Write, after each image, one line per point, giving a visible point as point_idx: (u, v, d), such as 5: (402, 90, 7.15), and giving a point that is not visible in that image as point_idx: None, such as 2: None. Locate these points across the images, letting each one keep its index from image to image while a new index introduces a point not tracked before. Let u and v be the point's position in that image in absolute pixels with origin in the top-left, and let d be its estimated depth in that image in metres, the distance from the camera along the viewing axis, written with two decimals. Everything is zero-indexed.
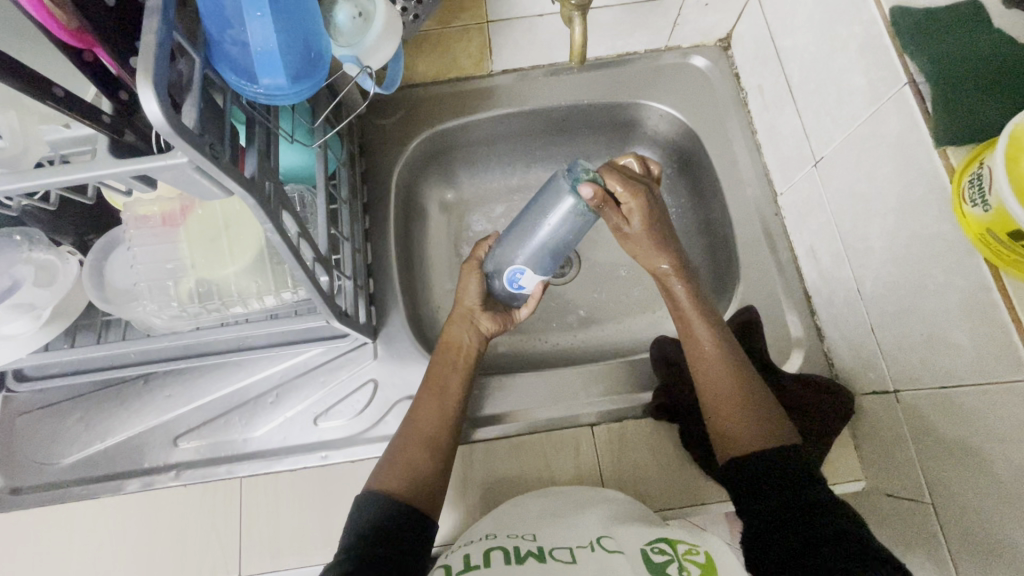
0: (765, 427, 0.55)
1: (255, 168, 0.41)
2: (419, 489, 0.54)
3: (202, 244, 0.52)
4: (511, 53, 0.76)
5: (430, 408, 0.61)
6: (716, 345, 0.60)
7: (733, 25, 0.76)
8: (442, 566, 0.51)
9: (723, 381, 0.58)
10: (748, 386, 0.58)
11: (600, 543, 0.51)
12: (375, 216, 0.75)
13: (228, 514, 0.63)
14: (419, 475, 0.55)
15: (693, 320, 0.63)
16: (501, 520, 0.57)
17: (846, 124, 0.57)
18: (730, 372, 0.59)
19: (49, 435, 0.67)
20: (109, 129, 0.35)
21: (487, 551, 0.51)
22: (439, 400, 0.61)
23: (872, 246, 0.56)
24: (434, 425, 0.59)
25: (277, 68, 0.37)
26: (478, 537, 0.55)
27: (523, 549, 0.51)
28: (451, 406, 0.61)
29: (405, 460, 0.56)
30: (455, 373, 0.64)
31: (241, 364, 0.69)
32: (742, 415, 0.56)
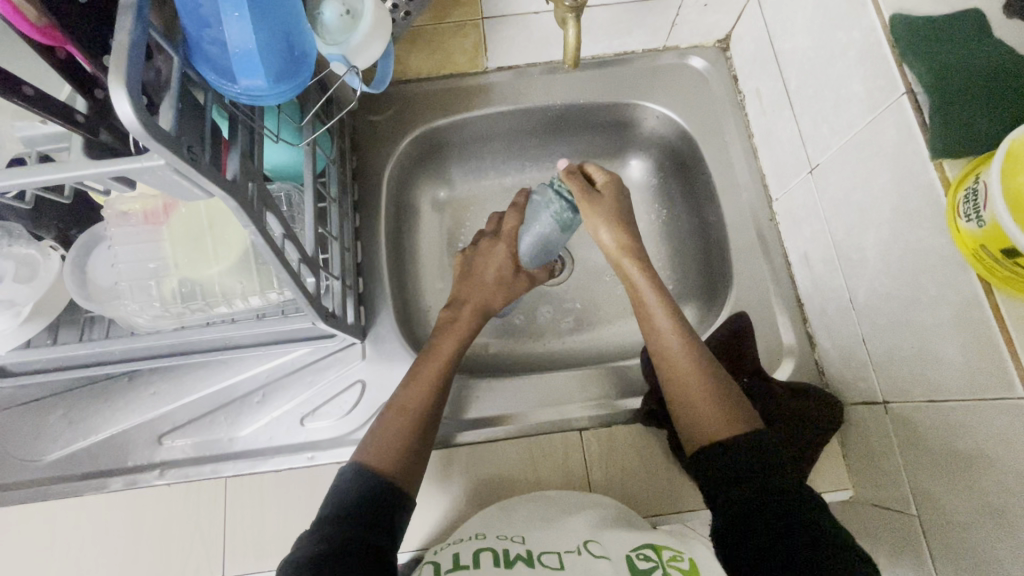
0: (726, 416, 0.56)
1: (237, 170, 0.40)
2: (405, 469, 0.55)
3: (185, 243, 0.51)
4: (506, 50, 0.75)
5: (418, 383, 0.61)
6: (673, 329, 0.62)
7: (733, 26, 0.75)
8: (430, 562, 0.51)
9: (682, 363, 0.59)
10: (709, 375, 0.58)
11: (588, 548, 0.51)
12: (365, 214, 0.74)
13: (211, 513, 0.62)
14: (408, 450, 0.56)
15: (656, 312, 0.64)
16: (491, 519, 0.57)
17: (843, 131, 0.56)
18: (691, 361, 0.59)
19: (32, 431, 0.66)
20: (84, 128, 0.35)
21: (477, 552, 0.51)
22: (431, 371, 0.62)
23: (865, 256, 0.55)
24: (422, 399, 0.59)
25: (256, 69, 0.36)
26: (468, 536, 0.55)
27: (512, 553, 0.51)
28: (441, 381, 0.62)
29: (389, 439, 0.56)
30: (450, 348, 0.65)
31: (227, 363, 0.69)
32: (704, 404, 0.57)
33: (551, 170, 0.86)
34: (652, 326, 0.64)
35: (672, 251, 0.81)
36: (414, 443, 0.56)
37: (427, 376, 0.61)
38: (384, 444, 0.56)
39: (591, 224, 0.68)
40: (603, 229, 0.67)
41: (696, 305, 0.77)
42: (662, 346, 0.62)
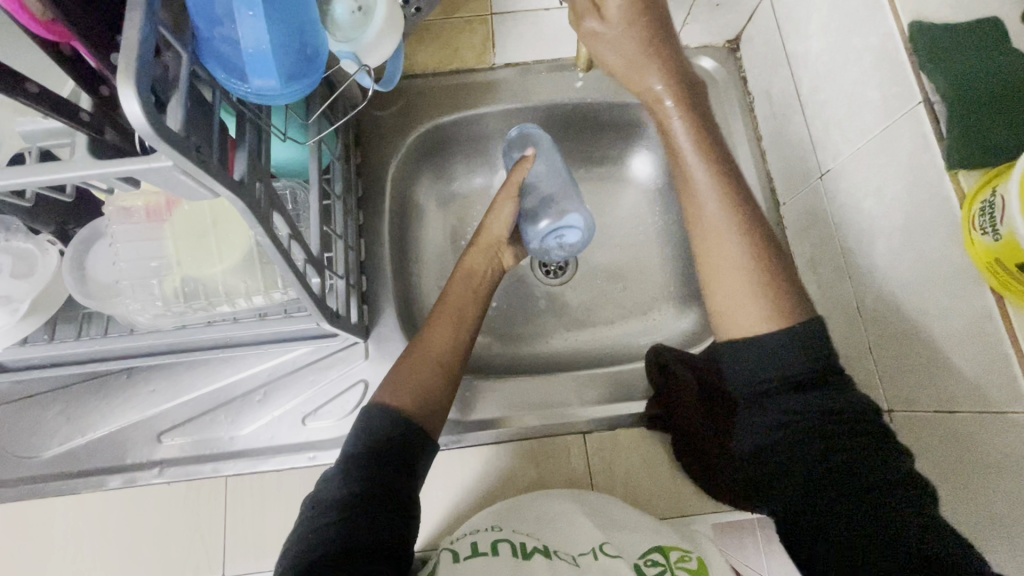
0: (765, 311, 0.50)
1: (244, 170, 0.39)
2: (421, 407, 0.55)
3: (188, 241, 0.50)
4: (515, 45, 0.73)
5: (440, 325, 0.62)
6: (722, 199, 0.55)
7: (744, 26, 0.74)
8: (447, 549, 0.52)
9: (728, 249, 0.53)
10: (761, 261, 0.52)
11: (604, 550, 0.52)
12: (368, 210, 0.73)
13: (212, 513, 0.62)
14: (420, 388, 0.56)
15: (703, 193, 0.56)
16: (504, 511, 0.57)
17: (856, 138, 0.56)
18: (741, 247, 0.53)
19: (28, 427, 0.65)
20: (88, 126, 0.34)
21: (494, 542, 0.52)
22: (450, 314, 0.63)
23: (874, 265, 0.55)
24: (445, 340, 0.61)
25: (269, 70, 0.36)
26: (483, 527, 0.55)
27: (530, 545, 0.52)
28: (463, 333, 0.62)
29: (416, 377, 0.57)
30: (472, 297, 0.66)
31: (228, 360, 0.68)
32: (743, 296, 0.51)
33: None
34: (699, 204, 0.55)
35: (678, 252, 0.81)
36: (432, 379, 0.57)
37: (444, 319, 0.63)
38: (404, 380, 0.57)
39: (593, 46, 0.59)
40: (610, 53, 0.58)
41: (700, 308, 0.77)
42: (708, 223, 0.55)
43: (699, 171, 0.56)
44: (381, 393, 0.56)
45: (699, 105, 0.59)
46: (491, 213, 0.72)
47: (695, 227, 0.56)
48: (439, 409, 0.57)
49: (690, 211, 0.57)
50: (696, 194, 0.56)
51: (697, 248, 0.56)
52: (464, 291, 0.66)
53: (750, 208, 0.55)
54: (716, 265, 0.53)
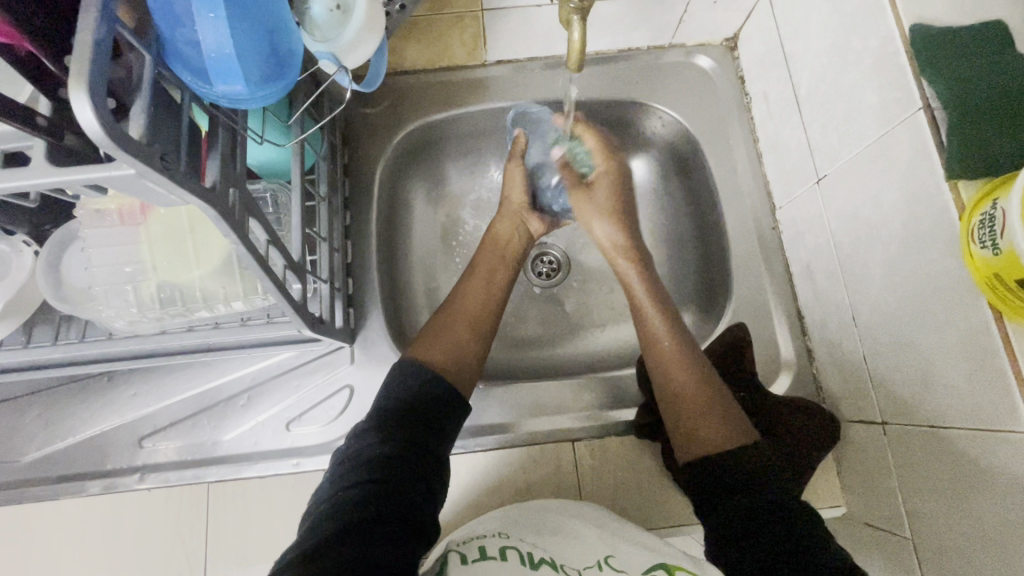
0: (726, 432, 0.56)
1: (217, 177, 0.37)
2: (456, 363, 0.60)
3: (164, 247, 0.49)
4: (507, 42, 0.71)
5: (475, 289, 0.66)
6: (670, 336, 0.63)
7: (742, 24, 0.72)
8: (454, 551, 0.49)
9: (681, 384, 0.59)
10: (711, 399, 0.58)
11: (608, 562, 0.50)
12: (356, 211, 0.71)
13: (194, 519, 0.61)
14: (452, 343, 0.61)
15: (655, 326, 0.64)
16: (509, 519, 0.55)
17: (853, 143, 0.54)
18: (691, 379, 0.59)
19: (6, 431, 0.64)
20: (45, 132, 0.32)
21: (502, 548, 0.49)
22: (479, 278, 0.67)
23: (870, 274, 0.54)
24: (476, 301, 0.65)
25: (235, 75, 0.34)
26: (488, 533, 0.52)
27: (536, 556, 0.50)
28: (494, 295, 0.66)
29: (448, 338, 0.61)
30: (501, 263, 0.69)
31: (211, 364, 0.66)
32: (705, 430, 0.56)
33: None
34: (654, 340, 0.63)
35: (671, 256, 0.79)
36: (465, 337, 0.62)
37: (474, 282, 0.67)
38: (437, 336, 0.61)
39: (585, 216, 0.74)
40: (596, 225, 0.73)
41: (693, 312, 0.76)
42: (660, 359, 0.62)
43: (653, 313, 0.65)
44: (419, 352, 0.60)
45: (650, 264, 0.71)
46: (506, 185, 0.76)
47: (659, 362, 0.62)
48: (471, 364, 0.61)
49: (654, 347, 0.63)
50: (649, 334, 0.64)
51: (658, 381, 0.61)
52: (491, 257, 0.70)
53: (693, 347, 0.63)
54: (680, 397, 0.58)
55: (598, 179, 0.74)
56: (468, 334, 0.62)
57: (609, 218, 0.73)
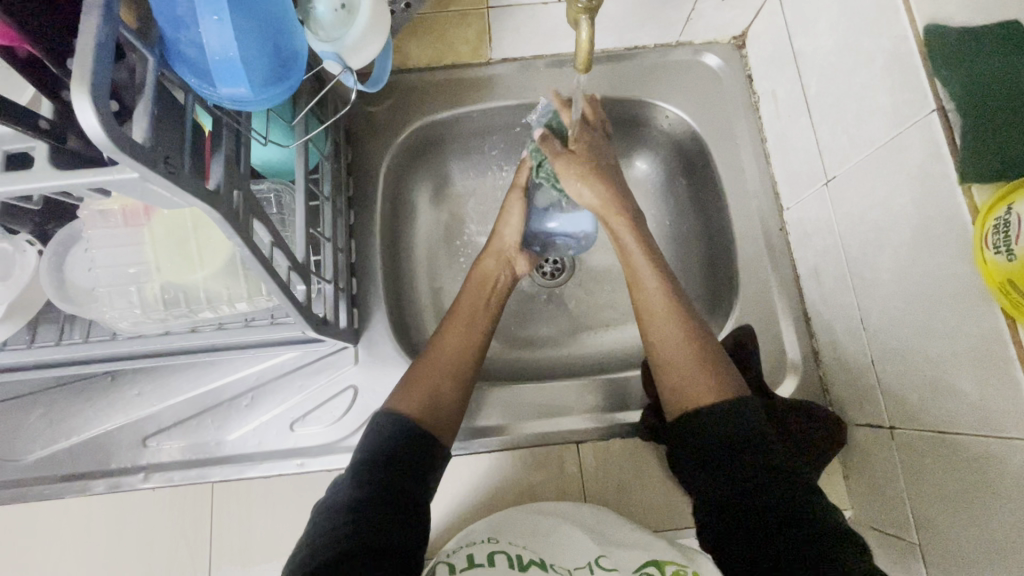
0: (707, 385, 0.54)
1: (221, 179, 0.37)
2: (433, 415, 0.56)
3: (168, 248, 0.48)
4: (512, 40, 0.71)
5: (452, 333, 0.63)
6: (660, 283, 0.61)
7: (750, 22, 0.71)
8: (443, 562, 0.52)
9: (668, 337, 0.58)
10: (696, 345, 0.57)
11: (600, 563, 0.53)
12: (359, 211, 0.71)
13: (199, 520, 0.61)
14: (433, 398, 0.57)
15: (644, 280, 0.62)
16: (500, 523, 0.56)
17: (864, 145, 0.54)
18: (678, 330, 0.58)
19: (11, 430, 0.64)
20: (47, 135, 0.32)
21: (491, 553, 0.53)
22: (460, 319, 0.64)
23: (879, 277, 0.53)
24: (458, 348, 0.61)
25: (239, 77, 0.34)
26: (478, 539, 0.54)
27: (524, 557, 0.53)
28: (475, 339, 0.62)
29: (425, 388, 0.58)
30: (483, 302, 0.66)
31: (215, 364, 0.66)
32: (690, 379, 0.55)
33: None
34: (641, 291, 0.62)
35: (676, 256, 0.78)
36: (445, 389, 0.58)
37: (454, 325, 0.63)
38: (414, 386, 0.58)
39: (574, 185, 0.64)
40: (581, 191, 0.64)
41: (699, 312, 0.75)
42: (648, 309, 0.60)
43: (641, 262, 0.63)
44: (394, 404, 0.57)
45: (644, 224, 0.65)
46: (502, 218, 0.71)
47: (648, 318, 0.60)
48: (450, 413, 0.58)
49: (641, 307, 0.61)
50: (637, 284, 0.62)
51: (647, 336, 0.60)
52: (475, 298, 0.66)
53: (683, 291, 0.61)
54: (665, 351, 0.58)
55: (578, 145, 0.64)
56: (450, 383, 0.59)
57: (584, 183, 0.63)
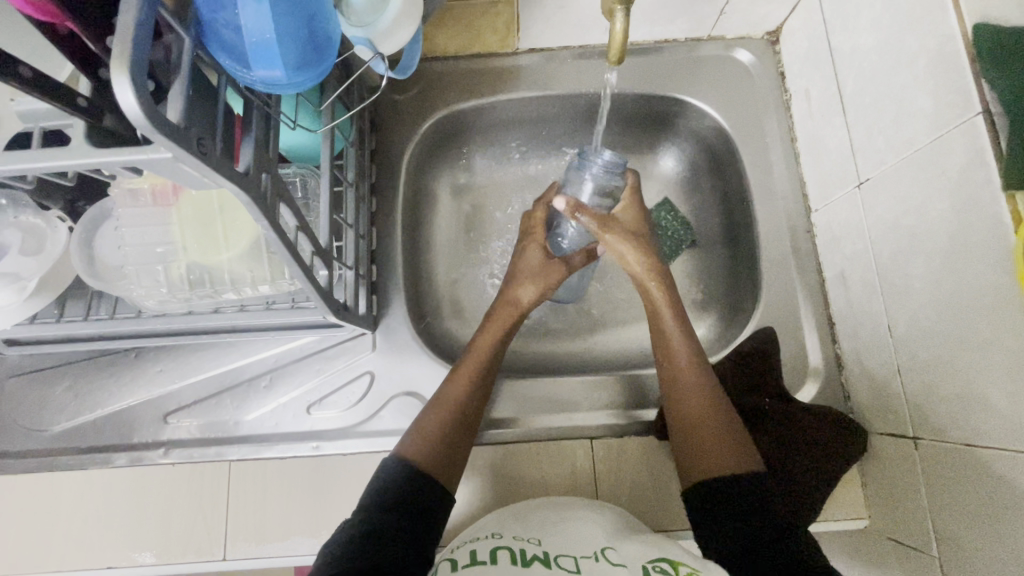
0: (726, 458, 0.52)
1: (250, 161, 0.37)
2: (438, 466, 0.54)
3: (195, 228, 0.49)
4: (541, 30, 0.70)
5: (458, 377, 0.60)
6: (686, 347, 0.59)
7: (786, 17, 0.69)
8: (447, 560, 0.50)
9: (693, 403, 0.56)
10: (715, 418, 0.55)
11: (606, 555, 0.49)
12: (382, 199, 0.71)
13: (216, 496, 0.62)
14: (444, 447, 0.55)
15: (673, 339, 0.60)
16: (504, 520, 0.56)
17: (900, 148, 0.52)
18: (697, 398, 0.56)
19: (39, 401, 0.66)
20: (86, 113, 0.31)
21: (494, 549, 0.50)
22: (470, 367, 0.61)
23: (910, 285, 0.52)
24: (461, 395, 0.59)
25: (275, 59, 0.34)
26: (483, 535, 0.53)
27: (529, 553, 0.49)
28: (480, 394, 0.60)
29: (432, 437, 0.56)
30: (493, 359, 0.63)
31: (236, 345, 0.67)
32: (709, 449, 0.53)
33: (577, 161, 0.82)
34: (670, 346, 0.60)
35: (698, 256, 0.78)
36: (454, 443, 0.56)
37: (467, 366, 0.61)
38: (423, 431, 0.56)
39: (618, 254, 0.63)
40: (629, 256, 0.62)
41: (719, 314, 0.74)
42: (676, 366, 0.59)
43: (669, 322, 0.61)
44: (400, 448, 0.55)
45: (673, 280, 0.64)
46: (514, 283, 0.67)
47: (669, 383, 0.59)
48: (454, 466, 0.56)
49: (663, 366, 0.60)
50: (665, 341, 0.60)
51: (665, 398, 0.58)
52: (490, 344, 0.63)
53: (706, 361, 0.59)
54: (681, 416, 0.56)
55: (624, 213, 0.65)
56: (457, 433, 0.57)
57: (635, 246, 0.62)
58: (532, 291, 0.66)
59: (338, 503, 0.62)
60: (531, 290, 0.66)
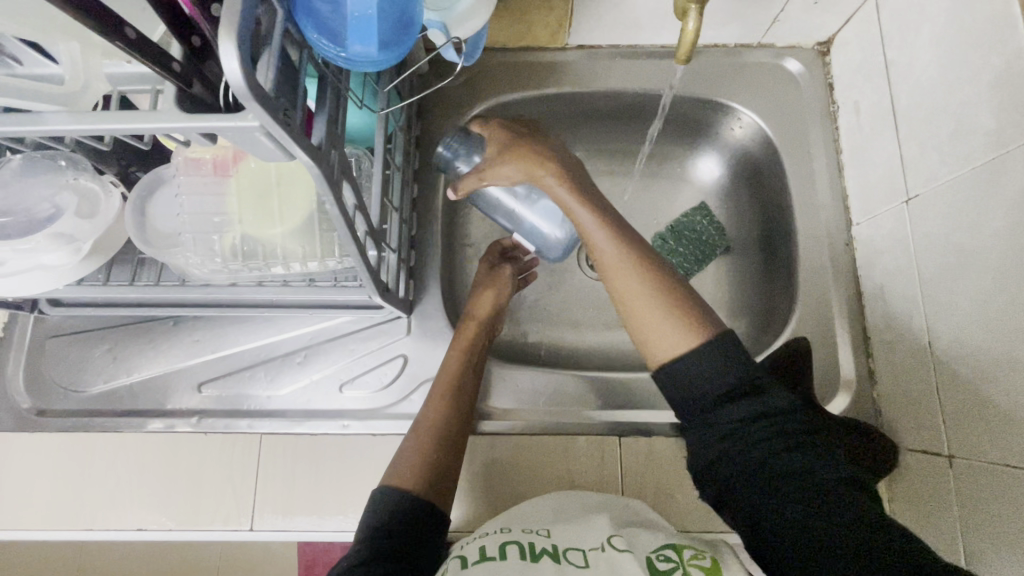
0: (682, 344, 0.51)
1: (323, 136, 0.38)
2: (431, 484, 0.54)
3: (252, 200, 0.50)
4: (592, 27, 0.70)
5: (435, 399, 0.60)
6: (611, 243, 0.55)
7: (840, 28, 0.69)
8: (455, 556, 0.49)
9: (636, 299, 0.54)
10: (665, 302, 0.53)
11: (612, 543, 0.50)
12: (423, 185, 0.71)
13: (245, 467, 0.63)
14: (429, 468, 0.55)
15: (602, 246, 0.56)
16: (514, 516, 0.56)
17: (956, 165, 0.52)
18: (639, 284, 0.54)
19: (77, 362, 0.67)
20: (179, 78, 0.32)
21: (502, 545, 0.50)
22: (441, 385, 0.61)
23: (955, 303, 0.52)
24: (443, 413, 0.59)
25: (370, 36, 0.36)
26: (492, 530, 0.54)
27: (538, 547, 0.49)
28: (460, 405, 0.60)
29: (416, 460, 0.56)
30: (463, 361, 0.62)
31: (271, 320, 0.68)
32: (667, 342, 0.52)
33: (615, 160, 0.82)
34: (600, 251, 0.56)
35: (731, 263, 0.78)
36: (444, 459, 0.56)
37: (435, 391, 0.61)
38: (406, 456, 0.56)
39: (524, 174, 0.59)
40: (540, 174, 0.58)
41: (751, 321, 0.74)
42: (608, 265, 0.56)
43: (595, 232, 0.56)
44: (386, 479, 0.55)
45: (577, 176, 0.59)
46: (475, 298, 0.68)
47: (608, 278, 0.56)
48: (449, 479, 0.56)
49: (596, 257, 0.57)
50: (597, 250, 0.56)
51: (608, 287, 0.56)
52: (465, 363, 0.62)
53: (634, 237, 0.56)
54: (631, 301, 0.54)
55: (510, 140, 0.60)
56: (448, 451, 0.57)
57: (523, 165, 0.58)
58: (492, 295, 0.68)
59: (366, 481, 0.63)
60: (490, 296, 0.68)
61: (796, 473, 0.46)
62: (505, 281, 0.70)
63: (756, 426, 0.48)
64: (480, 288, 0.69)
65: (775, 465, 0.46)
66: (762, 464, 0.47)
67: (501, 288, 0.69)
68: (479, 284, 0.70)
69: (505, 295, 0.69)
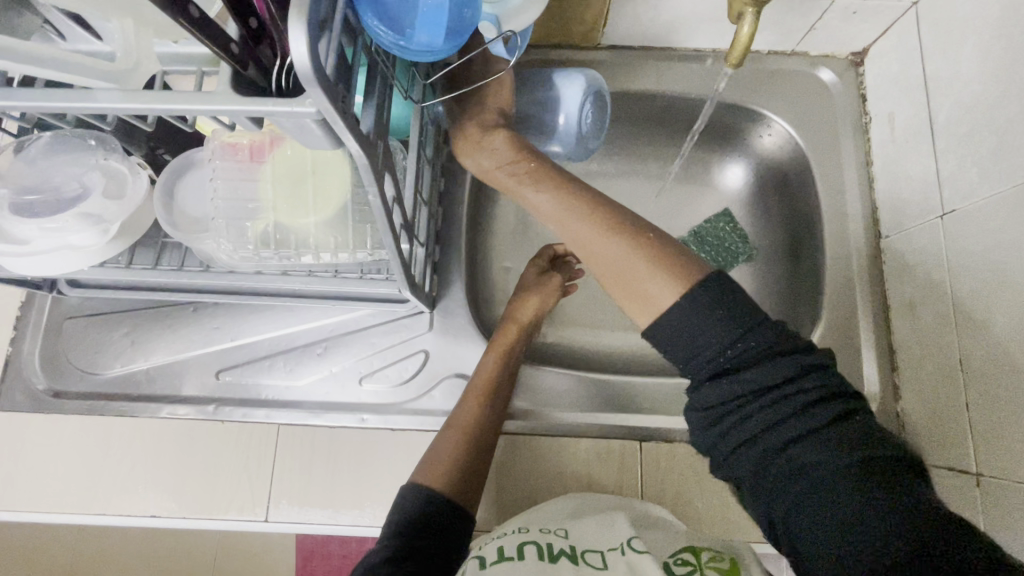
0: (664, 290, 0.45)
1: (372, 125, 0.37)
2: (459, 485, 0.54)
3: (287, 186, 0.50)
4: (627, 28, 0.69)
5: (468, 401, 0.60)
6: (569, 212, 0.50)
7: (877, 38, 0.68)
8: (473, 556, 0.48)
9: (612, 256, 0.48)
10: (638, 251, 0.47)
11: (631, 545, 0.48)
12: (450, 179, 0.71)
13: (262, 457, 0.63)
14: (459, 471, 0.55)
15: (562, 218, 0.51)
16: (532, 518, 0.55)
17: (998, 182, 0.52)
18: (612, 244, 0.48)
19: (94, 345, 0.66)
20: (236, 60, 0.31)
21: (521, 545, 0.49)
22: (474, 387, 0.60)
23: (990, 322, 0.52)
24: (470, 414, 0.58)
25: (438, 27, 0.36)
26: (509, 530, 0.53)
27: (556, 547, 0.49)
28: (490, 407, 0.59)
29: (441, 460, 0.55)
30: (499, 365, 0.62)
31: (292, 310, 0.67)
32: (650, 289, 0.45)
33: (640, 161, 0.81)
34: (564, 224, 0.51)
35: (754, 270, 0.77)
36: (469, 459, 0.56)
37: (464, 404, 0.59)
38: (432, 457, 0.56)
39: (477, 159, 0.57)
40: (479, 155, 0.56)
41: None
42: (574, 233, 0.50)
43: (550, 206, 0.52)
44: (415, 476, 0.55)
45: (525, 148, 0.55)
46: (517, 302, 0.67)
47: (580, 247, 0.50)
48: (476, 481, 0.56)
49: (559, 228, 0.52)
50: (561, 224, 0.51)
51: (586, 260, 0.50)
52: (501, 368, 0.61)
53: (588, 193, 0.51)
54: (609, 264, 0.48)
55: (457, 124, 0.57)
56: (472, 452, 0.56)
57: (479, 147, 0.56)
58: (537, 302, 0.67)
59: (384, 475, 0.62)
60: (531, 305, 0.67)
61: (816, 470, 0.40)
62: (553, 290, 0.69)
63: (785, 427, 0.41)
64: (522, 291, 0.68)
65: (811, 469, 0.40)
66: (796, 466, 0.40)
67: (548, 298, 0.68)
68: (523, 287, 0.69)
69: (549, 305, 0.68)
